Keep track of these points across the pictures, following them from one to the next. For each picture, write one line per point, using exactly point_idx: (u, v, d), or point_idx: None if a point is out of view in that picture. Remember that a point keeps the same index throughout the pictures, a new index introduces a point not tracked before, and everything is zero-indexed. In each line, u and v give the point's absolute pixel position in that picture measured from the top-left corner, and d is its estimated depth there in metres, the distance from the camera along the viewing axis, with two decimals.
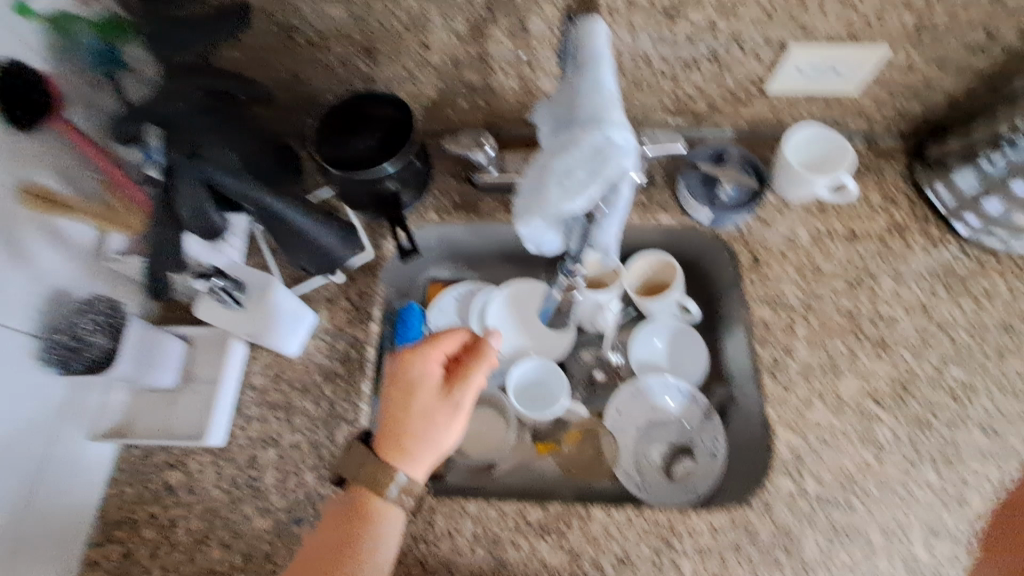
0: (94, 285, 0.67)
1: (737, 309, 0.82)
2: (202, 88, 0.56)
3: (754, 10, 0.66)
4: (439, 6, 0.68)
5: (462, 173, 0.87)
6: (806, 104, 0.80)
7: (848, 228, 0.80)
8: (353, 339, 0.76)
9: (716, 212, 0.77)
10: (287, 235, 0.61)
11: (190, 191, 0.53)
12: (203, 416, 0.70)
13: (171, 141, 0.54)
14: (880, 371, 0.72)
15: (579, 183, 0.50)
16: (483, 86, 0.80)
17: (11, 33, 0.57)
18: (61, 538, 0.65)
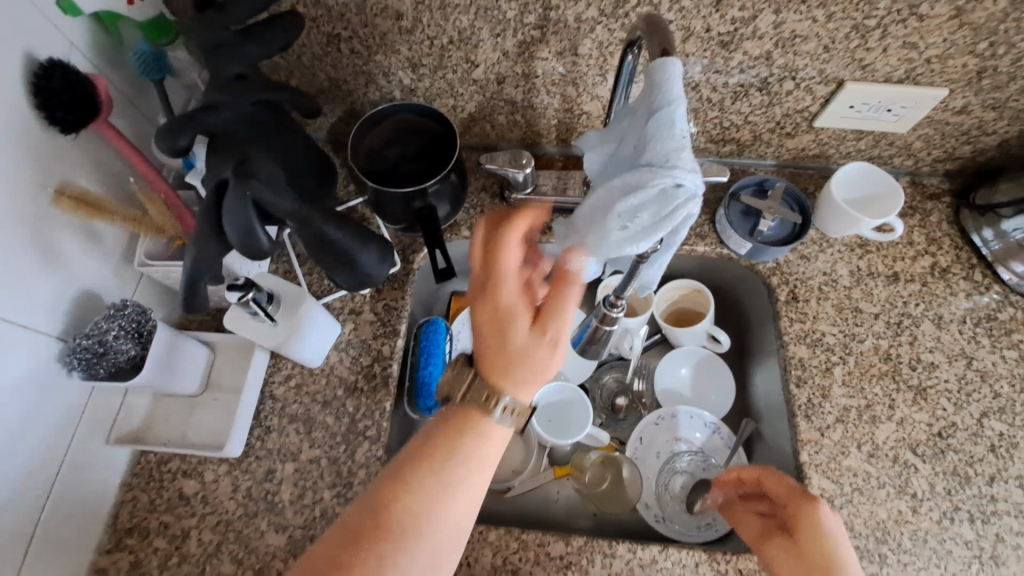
0: (120, 286, 0.65)
1: (766, 343, 0.80)
2: (250, 97, 0.55)
3: (812, 44, 0.65)
4: (490, 23, 0.67)
5: (495, 189, 0.85)
6: (854, 140, 0.78)
7: (889, 268, 0.78)
8: (378, 353, 0.74)
9: (756, 246, 0.75)
10: (324, 252, 0.59)
11: (229, 209, 0.50)
12: (223, 425, 0.69)
13: (215, 149, 0.52)
14: (920, 419, 0.70)
15: (645, 226, 0.49)
16: (524, 103, 0.78)
17: (58, 33, 0.55)
18: (71, 545, 0.62)
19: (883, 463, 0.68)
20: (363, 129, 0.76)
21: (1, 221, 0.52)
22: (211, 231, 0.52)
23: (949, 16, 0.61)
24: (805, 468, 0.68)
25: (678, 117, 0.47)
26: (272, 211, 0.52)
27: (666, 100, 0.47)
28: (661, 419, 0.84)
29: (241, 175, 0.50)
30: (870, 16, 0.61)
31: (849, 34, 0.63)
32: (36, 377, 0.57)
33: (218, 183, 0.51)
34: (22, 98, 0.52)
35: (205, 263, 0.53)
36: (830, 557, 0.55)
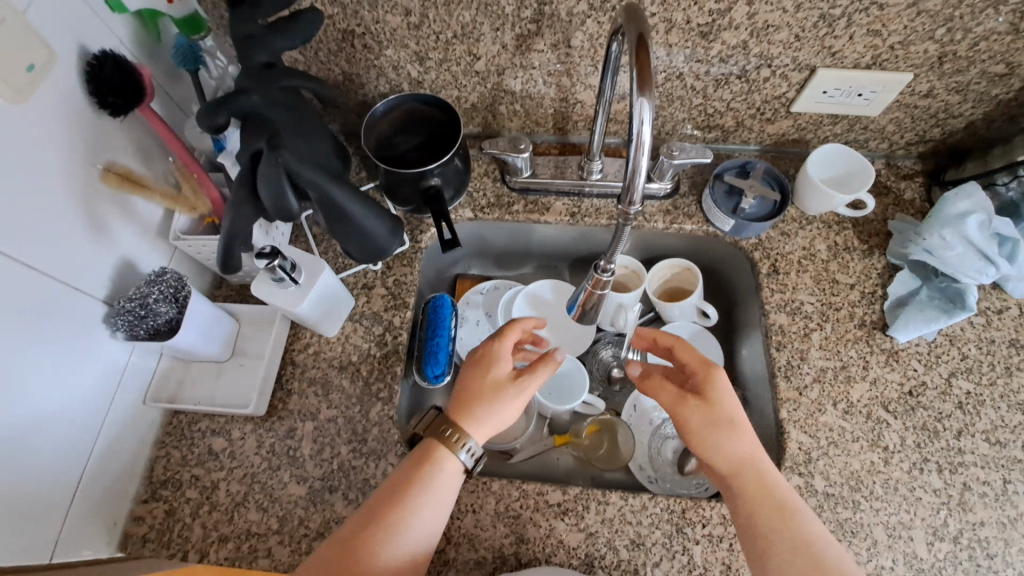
0: (157, 258, 0.72)
1: (751, 315, 0.85)
2: (278, 84, 0.61)
3: (784, 33, 0.71)
4: (490, 19, 0.74)
5: (497, 174, 0.92)
6: (830, 124, 0.84)
7: (864, 242, 0.83)
8: (389, 324, 0.81)
9: (738, 223, 0.81)
10: (341, 222, 0.65)
11: (262, 175, 0.57)
12: (249, 387, 0.75)
13: (248, 129, 0.59)
14: (891, 378, 0.75)
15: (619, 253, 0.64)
16: (523, 94, 0.85)
17: (107, 29, 0.63)
18: (113, 493, 0.69)
19: (857, 419, 0.73)
20: (375, 118, 0.82)
21: (57, 192, 0.59)
22: (242, 201, 0.59)
23: (907, 5, 0.67)
24: (785, 423, 0.73)
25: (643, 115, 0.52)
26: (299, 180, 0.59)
27: (645, 97, 0.51)
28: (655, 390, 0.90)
29: (273, 147, 0.57)
30: (835, 6, 0.67)
31: (818, 23, 0.69)
32: (83, 335, 0.63)
33: (251, 155, 0.58)
34: (75, 84, 0.59)
35: (236, 230, 0.60)
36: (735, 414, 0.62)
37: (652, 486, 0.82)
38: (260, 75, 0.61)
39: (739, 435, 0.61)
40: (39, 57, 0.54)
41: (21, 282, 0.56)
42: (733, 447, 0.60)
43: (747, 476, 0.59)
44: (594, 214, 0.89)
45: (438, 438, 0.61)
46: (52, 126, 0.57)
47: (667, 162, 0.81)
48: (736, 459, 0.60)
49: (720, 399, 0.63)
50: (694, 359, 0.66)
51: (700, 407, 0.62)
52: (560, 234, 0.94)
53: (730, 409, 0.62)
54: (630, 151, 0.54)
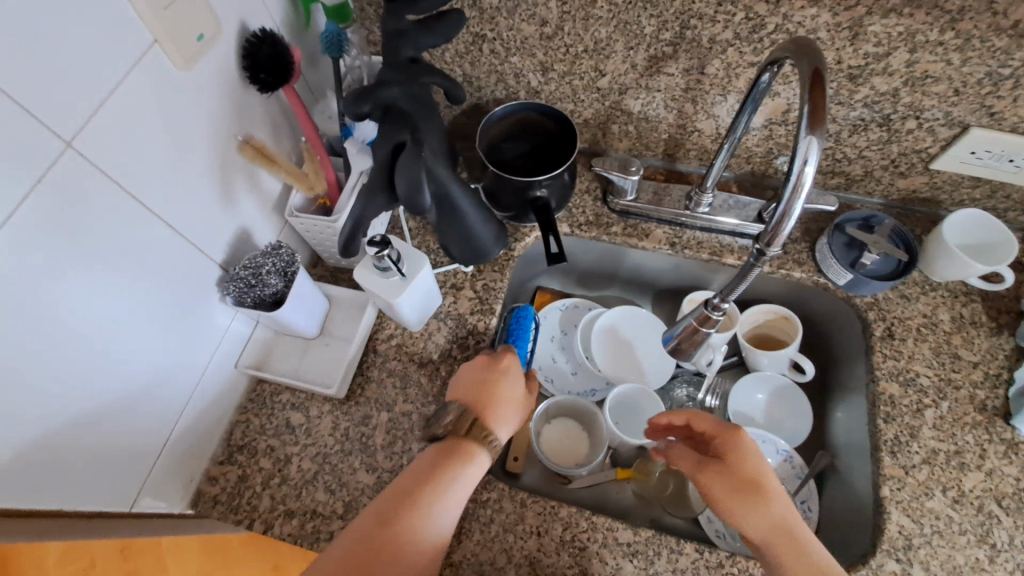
0: (269, 231, 0.75)
1: (853, 379, 0.79)
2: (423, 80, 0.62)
3: (943, 86, 0.66)
4: (626, 38, 0.73)
5: (597, 193, 0.90)
6: (971, 187, 0.78)
7: (994, 318, 0.76)
8: (474, 327, 0.80)
9: (856, 278, 0.75)
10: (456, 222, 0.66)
11: (402, 169, 0.57)
12: (333, 368, 0.76)
13: (389, 121, 0.60)
14: (1011, 473, 0.68)
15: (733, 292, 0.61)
16: (640, 115, 0.83)
17: (267, 10, 0.66)
18: (195, 450, 0.70)
19: (969, 512, 0.66)
20: (490, 122, 0.83)
21: (200, 155, 0.61)
22: (376, 189, 0.60)
23: None
24: (885, 502, 0.67)
25: (811, 158, 0.49)
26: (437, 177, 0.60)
27: (813, 136, 0.49)
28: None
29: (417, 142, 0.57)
30: (1008, 63, 0.62)
31: (984, 79, 0.64)
32: (197, 294, 0.66)
33: (393, 146, 0.59)
34: (232, 56, 0.62)
35: (365, 215, 0.61)
36: (761, 477, 0.57)
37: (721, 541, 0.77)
38: (403, 69, 0.62)
39: (759, 496, 0.56)
40: (209, 28, 0.57)
41: (155, 236, 0.58)
42: (752, 513, 0.55)
43: (783, 544, 0.54)
44: (694, 247, 0.85)
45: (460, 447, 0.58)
46: (207, 93, 0.60)
47: None
48: (760, 525, 0.55)
49: (738, 462, 0.59)
50: (713, 426, 0.63)
51: (719, 480, 0.58)
52: (653, 262, 0.91)
53: (754, 472, 0.58)
54: (787, 192, 0.50)
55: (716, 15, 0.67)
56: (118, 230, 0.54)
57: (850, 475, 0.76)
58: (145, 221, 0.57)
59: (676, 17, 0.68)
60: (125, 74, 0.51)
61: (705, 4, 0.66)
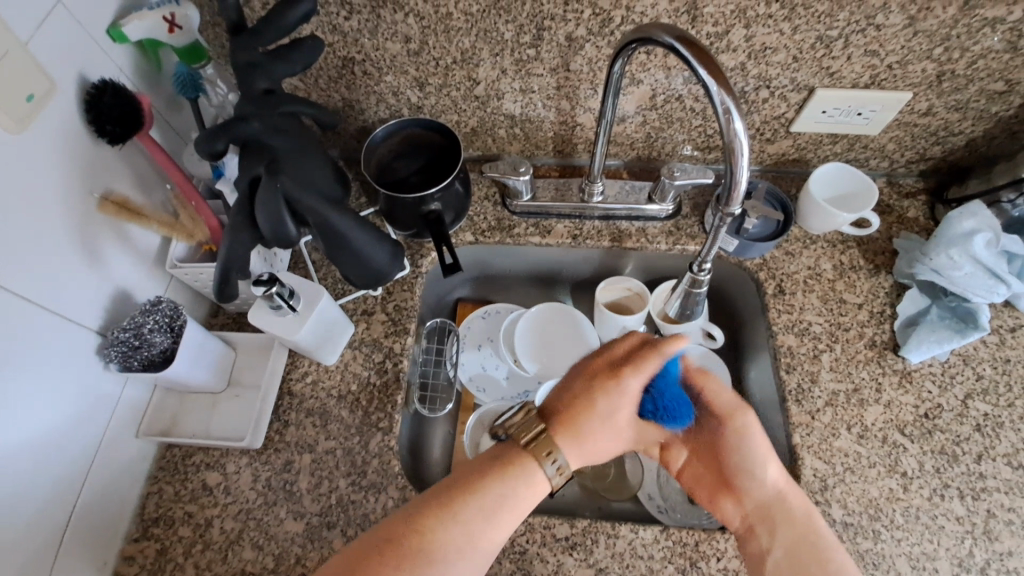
0: (153, 286, 0.71)
1: (758, 338, 0.84)
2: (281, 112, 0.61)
3: (782, 55, 0.71)
4: (490, 46, 0.74)
5: (496, 197, 0.91)
6: (830, 144, 0.84)
7: (870, 260, 0.82)
8: (390, 351, 0.79)
9: (742, 242, 0.80)
10: (336, 248, 0.65)
11: (262, 202, 0.57)
12: (245, 419, 0.73)
13: (250, 158, 0.58)
14: (903, 400, 0.73)
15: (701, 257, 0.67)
16: (522, 117, 0.85)
17: (109, 60, 0.63)
18: (101, 532, 0.66)
19: (872, 443, 0.71)
20: (375, 143, 0.82)
21: (53, 220, 0.58)
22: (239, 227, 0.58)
23: (904, 25, 0.67)
24: (798, 449, 0.71)
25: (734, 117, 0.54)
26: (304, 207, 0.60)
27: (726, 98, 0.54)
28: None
29: (275, 174, 0.57)
30: (832, 27, 0.68)
31: (815, 44, 0.70)
32: (76, 366, 0.62)
33: (252, 181, 0.58)
34: (75, 112, 0.59)
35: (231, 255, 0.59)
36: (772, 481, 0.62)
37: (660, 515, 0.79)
38: (259, 103, 0.61)
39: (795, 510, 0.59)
40: (39, 88, 0.54)
41: (11, 312, 0.54)
42: (787, 527, 0.58)
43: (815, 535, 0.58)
44: (596, 236, 0.88)
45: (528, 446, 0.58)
46: (50, 154, 0.57)
47: (668, 183, 0.82)
48: (801, 538, 0.57)
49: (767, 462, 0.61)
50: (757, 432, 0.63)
51: (770, 492, 0.60)
52: (562, 257, 0.93)
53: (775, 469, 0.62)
54: (727, 159, 0.56)
55: (566, 14, 0.69)
56: None
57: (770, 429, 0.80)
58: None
59: (530, 20, 0.70)
60: None
61: (554, 5, 0.68)
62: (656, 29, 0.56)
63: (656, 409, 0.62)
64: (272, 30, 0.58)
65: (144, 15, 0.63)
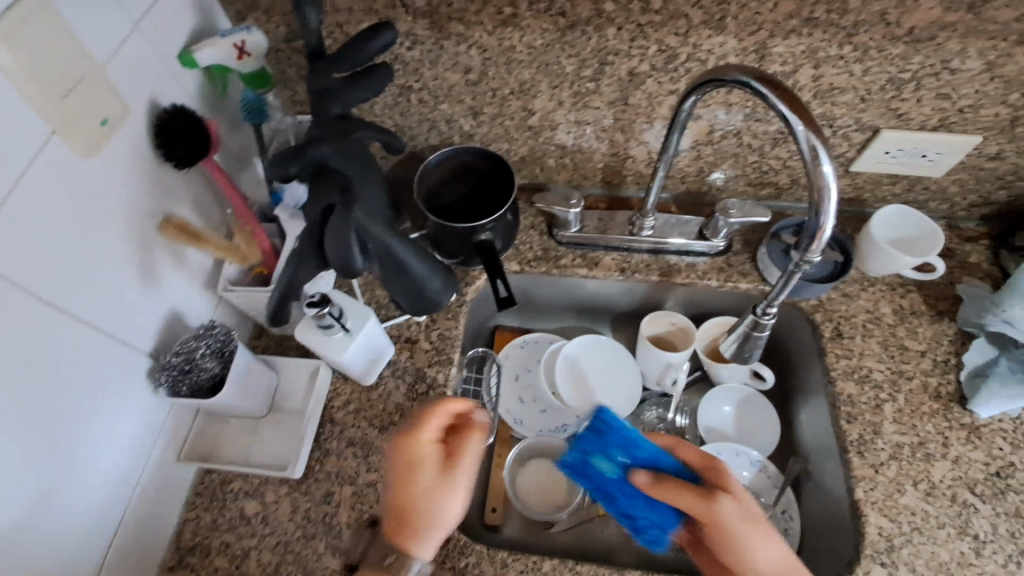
0: (205, 308, 0.71)
1: (812, 382, 0.81)
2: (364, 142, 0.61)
3: (849, 95, 0.69)
4: (549, 78, 0.73)
5: (543, 227, 0.90)
6: (890, 184, 0.82)
7: (931, 305, 0.79)
8: (434, 382, 0.77)
9: (799, 283, 0.78)
10: (392, 267, 0.61)
11: (332, 231, 0.56)
12: (286, 449, 0.71)
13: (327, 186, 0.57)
14: (977, 458, 0.69)
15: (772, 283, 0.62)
16: (573, 147, 0.85)
17: (179, 84, 0.64)
18: (140, 561, 0.64)
19: (942, 502, 0.67)
20: (427, 170, 0.81)
21: (115, 241, 0.57)
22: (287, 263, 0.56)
23: (981, 70, 0.65)
24: (861, 505, 0.67)
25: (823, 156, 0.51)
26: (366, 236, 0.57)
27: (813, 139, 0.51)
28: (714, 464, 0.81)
29: (347, 202, 0.56)
30: (904, 69, 0.66)
31: (885, 86, 0.68)
32: (124, 388, 0.61)
33: (324, 209, 0.57)
34: (144, 136, 0.59)
35: (301, 270, 0.57)
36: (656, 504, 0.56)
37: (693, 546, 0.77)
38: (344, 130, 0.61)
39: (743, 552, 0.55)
40: (114, 112, 0.55)
41: (74, 338, 0.54)
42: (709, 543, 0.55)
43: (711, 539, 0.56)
44: (644, 269, 0.86)
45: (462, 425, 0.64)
46: (118, 179, 0.57)
47: (723, 221, 0.81)
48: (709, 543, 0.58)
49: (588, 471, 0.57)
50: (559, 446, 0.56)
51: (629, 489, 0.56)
52: (608, 288, 0.91)
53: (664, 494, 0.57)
54: (811, 209, 0.53)
55: (631, 50, 0.68)
56: (28, 342, 0.50)
57: (825, 478, 0.77)
58: (54, 324, 0.52)
59: (594, 55, 0.70)
60: (18, 178, 0.47)
61: (619, 40, 0.67)
62: (730, 69, 0.55)
63: (631, 518, 0.60)
64: (354, 59, 0.59)
65: (215, 41, 0.64)
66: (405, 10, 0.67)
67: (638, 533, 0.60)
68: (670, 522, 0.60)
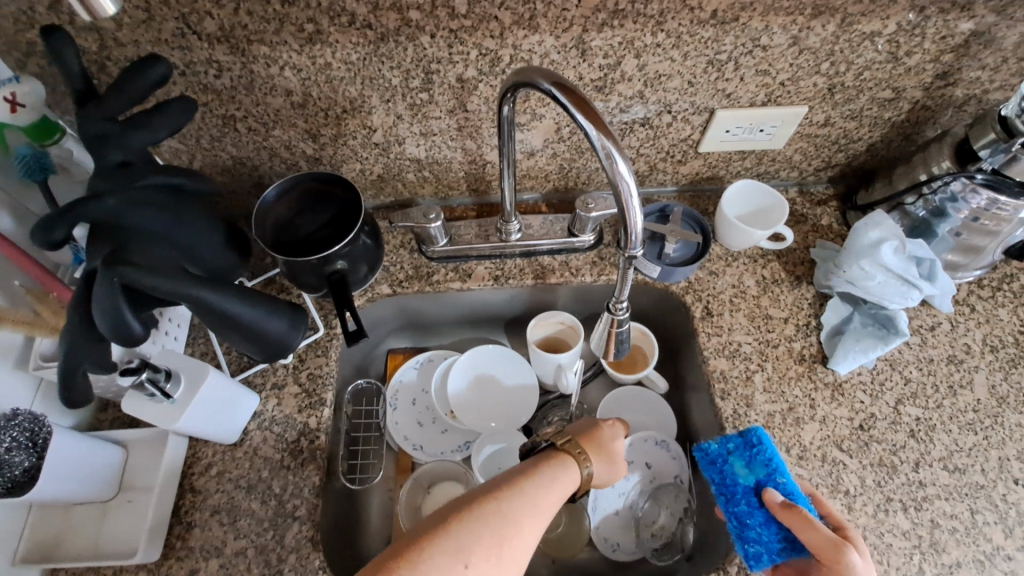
0: (13, 393, 0.63)
1: (691, 363, 0.82)
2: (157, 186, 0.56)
3: (677, 80, 0.70)
4: (379, 92, 0.70)
5: (413, 245, 0.87)
6: (739, 160, 0.84)
7: (791, 271, 0.81)
8: (304, 427, 0.72)
9: (664, 268, 0.78)
10: (215, 321, 0.55)
11: (97, 300, 0.49)
12: (139, 530, 0.64)
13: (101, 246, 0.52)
14: (842, 415, 0.72)
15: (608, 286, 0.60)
16: (427, 159, 0.81)
17: None
18: None
19: (813, 464, 0.69)
20: (265, 205, 0.75)
21: None
22: (77, 331, 0.50)
23: (788, 44, 0.67)
24: None
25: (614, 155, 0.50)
26: (147, 292, 0.51)
27: (606, 140, 0.50)
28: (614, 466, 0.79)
29: (113, 261, 0.50)
30: (719, 51, 0.67)
31: (706, 68, 0.69)
32: None
33: (88, 273, 0.51)
34: None
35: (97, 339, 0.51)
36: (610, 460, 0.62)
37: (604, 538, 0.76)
38: (130, 175, 0.55)
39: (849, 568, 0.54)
40: None
41: None
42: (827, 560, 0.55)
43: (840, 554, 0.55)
44: (518, 275, 0.84)
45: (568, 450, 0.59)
46: None
47: (585, 216, 0.80)
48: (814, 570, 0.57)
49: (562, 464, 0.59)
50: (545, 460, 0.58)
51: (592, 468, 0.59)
52: (487, 298, 0.88)
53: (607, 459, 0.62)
54: (617, 201, 0.52)
55: (453, 57, 0.66)
56: None
57: None
58: None
59: (417, 65, 0.67)
60: None
61: (437, 48, 0.65)
62: (535, 73, 0.53)
63: (743, 526, 0.60)
64: (124, 95, 0.54)
65: None
66: (197, 37, 0.62)
67: (742, 542, 0.60)
68: (783, 547, 0.59)
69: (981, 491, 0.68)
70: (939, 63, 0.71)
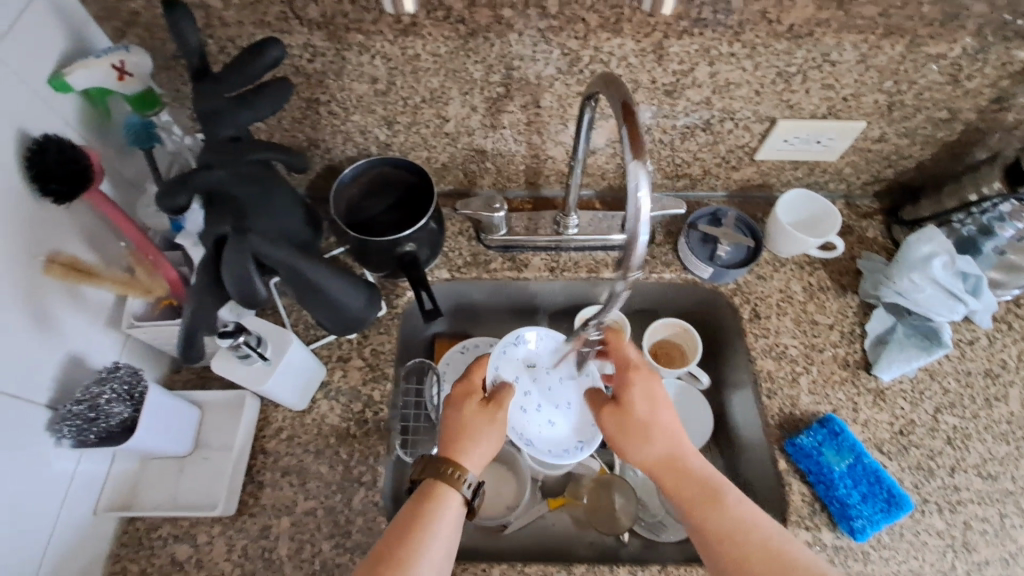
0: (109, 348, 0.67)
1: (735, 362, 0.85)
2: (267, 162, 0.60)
3: (745, 89, 0.73)
4: (458, 84, 0.73)
5: (471, 233, 0.90)
6: (792, 169, 0.87)
7: (836, 280, 0.84)
8: (369, 400, 0.75)
9: (716, 270, 0.82)
10: (306, 290, 0.59)
11: (227, 264, 0.54)
12: (216, 485, 0.68)
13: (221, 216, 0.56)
14: (883, 419, 0.75)
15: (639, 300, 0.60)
16: (492, 151, 0.84)
17: (54, 111, 0.60)
18: None
19: None
20: (341, 186, 0.79)
21: None
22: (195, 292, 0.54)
23: (857, 61, 0.70)
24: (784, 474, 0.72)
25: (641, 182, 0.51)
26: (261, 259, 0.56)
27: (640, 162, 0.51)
28: (552, 389, 0.78)
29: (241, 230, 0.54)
30: (790, 64, 0.70)
31: (775, 79, 0.72)
32: (21, 443, 0.56)
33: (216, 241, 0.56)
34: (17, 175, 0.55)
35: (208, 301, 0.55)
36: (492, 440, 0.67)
37: (602, 437, 0.76)
38: (236, 147, 0.58)
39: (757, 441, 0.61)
40: None
41: None
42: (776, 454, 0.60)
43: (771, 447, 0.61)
44: (573, 268, 0.88)
45: (438, 476, 0.62)
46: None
47: None
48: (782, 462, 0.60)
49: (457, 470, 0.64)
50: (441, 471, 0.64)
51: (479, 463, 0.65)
52: (538, 289, 0.91)
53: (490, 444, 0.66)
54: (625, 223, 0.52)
55: (535, 55, 0.69)
56: None
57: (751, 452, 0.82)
58: None
59: (499, 61, 0.70)
60: None
61: (522, 46, 0.68)
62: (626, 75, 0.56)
63: (844, 506, 0.69)
64: (238, 74, 0.56)
65: (90, 62, 0.60)
66: (298, 21, 0.65)
67: (846, 520, 0.68)
68: (881, 516, 0.68)
69: (1013, 498, 0.71)
70: (995, 88, 0.74)
